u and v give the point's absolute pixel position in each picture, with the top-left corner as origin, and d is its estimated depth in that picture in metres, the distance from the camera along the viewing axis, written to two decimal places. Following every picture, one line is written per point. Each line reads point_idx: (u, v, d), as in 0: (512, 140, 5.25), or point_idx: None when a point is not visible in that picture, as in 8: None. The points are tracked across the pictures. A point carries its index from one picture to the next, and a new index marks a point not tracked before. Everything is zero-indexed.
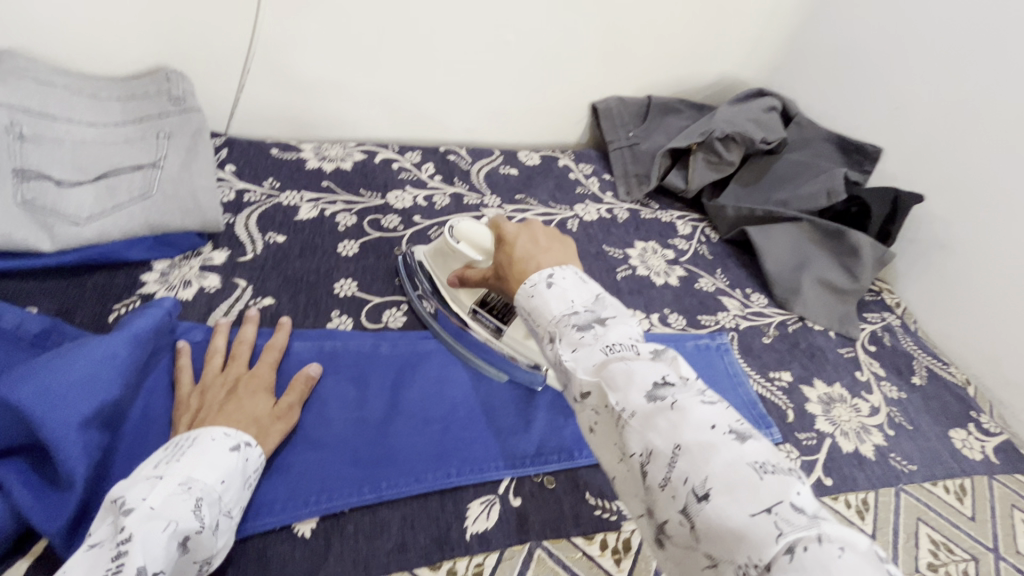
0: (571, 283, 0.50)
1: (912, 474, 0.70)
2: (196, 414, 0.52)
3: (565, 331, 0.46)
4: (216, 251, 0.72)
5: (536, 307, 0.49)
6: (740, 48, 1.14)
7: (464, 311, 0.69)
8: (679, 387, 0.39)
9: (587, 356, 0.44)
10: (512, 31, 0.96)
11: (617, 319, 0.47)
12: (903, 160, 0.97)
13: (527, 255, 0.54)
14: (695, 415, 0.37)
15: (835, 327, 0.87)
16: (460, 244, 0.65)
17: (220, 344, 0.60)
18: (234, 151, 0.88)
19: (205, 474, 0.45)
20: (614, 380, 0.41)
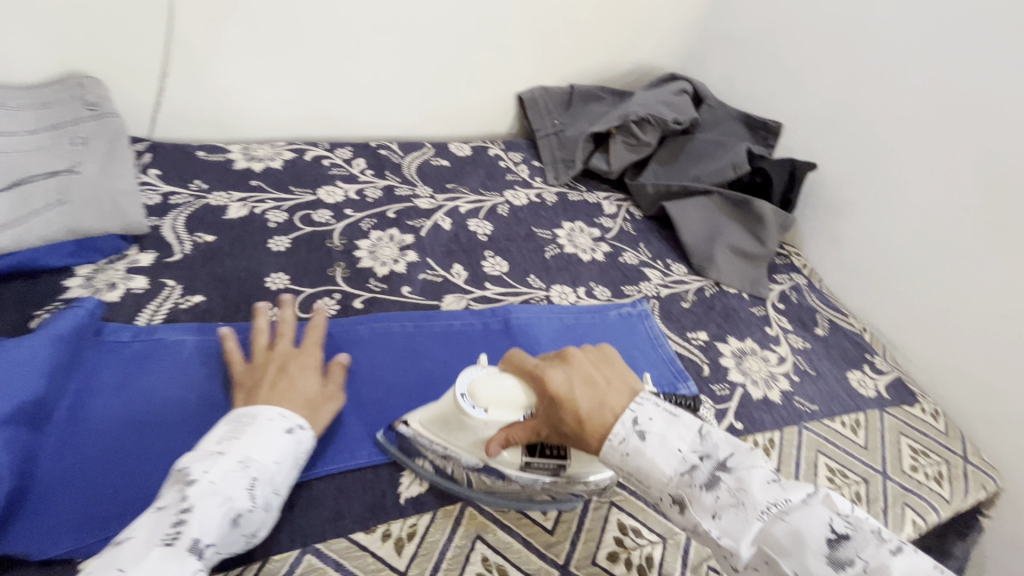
0: (662, 424, 0.48)
1: (813, 413, 0.78)
2: (250, 391, 0.57)
3: (692, 494, 0.45)
4: (142, 253, 0.72)
5: (637, 467, 0.47)
6: (654, 37, 1.21)
7: (513, 467, 0.55)
8: (858, 539, 0.40)
9: (736, 523, 0.43)
10: (433, 27, 0.99)
11: (741, 460, 0.45)
12: (801, 134, 1.06)
13: (596, 407, 0.48)
14: (894, 574, 0.38)
15: (747, 289, 0.94)
16: (490, 410, 0.52)
17: (264, 324, 0.63)
18: (157, 155, 0.88)
19: (260, 454, 0.49)
20: (785, 546, 0.40)
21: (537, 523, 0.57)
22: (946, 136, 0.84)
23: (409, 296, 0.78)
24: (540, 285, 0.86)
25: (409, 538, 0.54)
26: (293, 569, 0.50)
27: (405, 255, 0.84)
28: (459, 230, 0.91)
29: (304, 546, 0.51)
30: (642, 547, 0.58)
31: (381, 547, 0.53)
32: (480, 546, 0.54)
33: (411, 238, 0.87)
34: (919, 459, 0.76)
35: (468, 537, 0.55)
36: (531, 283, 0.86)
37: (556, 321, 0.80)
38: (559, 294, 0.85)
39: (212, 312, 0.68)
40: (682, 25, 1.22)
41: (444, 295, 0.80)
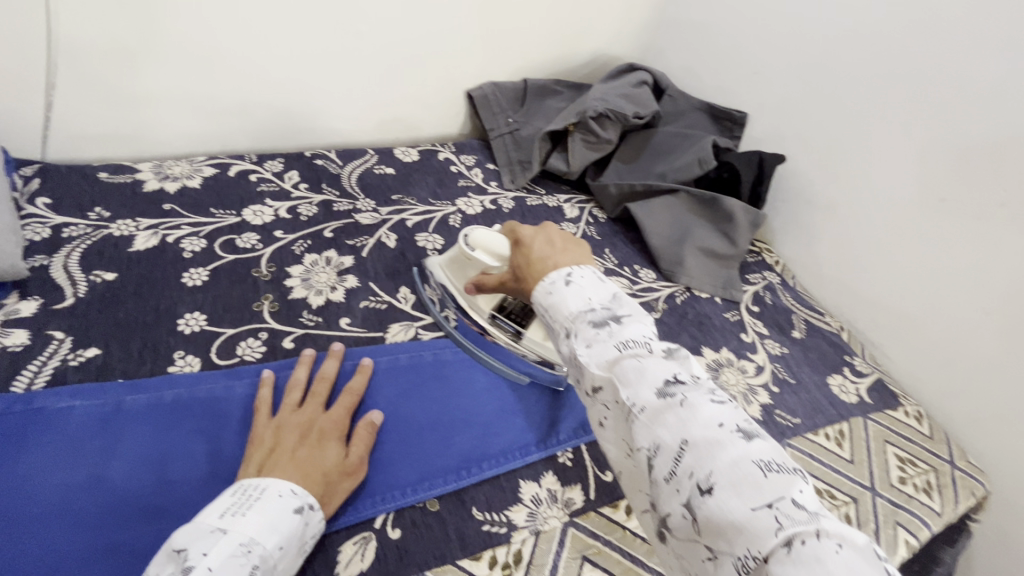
0: (589, 282, 0.51)
1: (795, 428, 0.73)
2: (269, 454, 0.51)
3: (581, 327, 0.47)
4: (24, 302, 0.61)
5: (553, 303, 0.50)
6: (610, 25, 1.14)
7: (483, 317, 0.71)
8: (689, 386, 0.40)
9: (601, 353, 0.45)
10: (365, 21, 0.89)
11: (632, 318, 0.47)
12: (766, 124, 1.00)
13: (543, 256, 0.56)
14: (702, 413, 0.38)
15: (720, 293, 0.89)
16: (477, 252, 0.68)
17: (302, 377, 0.60)
18: (48, 180, 0.76)
19: (265, 537, 0.43)
20: (625, 376, 0.42)
21: None
22: (919, 122, 0.79)
23: (349, 329, 0.69)
24: None
25: None
26: None
27: (344, 280, 0.75)
28: (407, 246, 0.83)
29: None
30: None
31: None
32: None
33: (351, 260, 0.78)
34: (906, 468, 0.72)
35: None
36: None
37: None
38: None
39: (110, 367, 0.58)
40: (639, 11, 1.14)
41: (390, 324, 0.71)
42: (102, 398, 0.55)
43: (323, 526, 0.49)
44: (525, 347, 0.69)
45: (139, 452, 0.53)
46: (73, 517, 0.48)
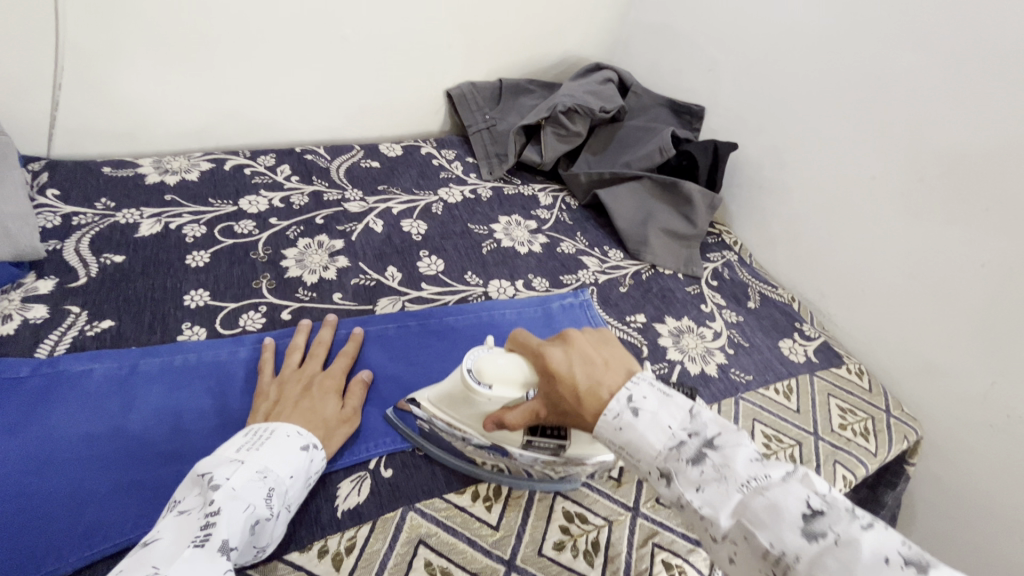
0: (656, 402, 0.47)
1: (748, 383, 0.81)
2: (275, 404, 0.58)
3: (678, 467, 0.44)
4: (41, 280, 0.67)
5: (631, 441, 0.46)
6: (579, 29, 1.22)
7: (515, 446, 0.56)
8: (832, 514, 0.38)
9: (720, 495, 0.42)
10: (349, 26, 0.97)
11: (727, 439, 0.44)
12: (722, 116, 1.10)
13: (591, 385, 0.48)
14: (861, 548, 0.36)
15: (682, 269, 0.97)
16: (495, 387, 0.53)
17: (301, 342, 0.66)
18: (56, 174, 0.81)
19: (277, 467, 0.49)
20: (760, 519, 0.39)
21: (482, 520, 0.57)
22: (850, 110, 0.89)
23: (341, 302, 0.76)
24: (477, 282, 0.85)
25: (348, 551, 0.52)
26: None
27: (335, 261, 0.81)
28: (392, 231, 0.89)
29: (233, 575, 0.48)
30: (588, 533, 0.58)
31: (318, 565, 0.50)
32: (424, 551, 0.53)
33: (341, 243, 0.84)
34: (847, 416, 0.80)
35: (411, 542, 0.53)
36: (468, 280, 0.85)
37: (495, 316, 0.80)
38: (497, 289, 0.85)
39: (124, 337, 0.64)
40: (605, 15, 1.23)
41: (378, 299, 0.78)
42: (118, 362, 0.61)
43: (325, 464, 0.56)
44: (571, 462, 0.56)
45: (153, 407, 0.59)
46: (99, 461, 0.53)
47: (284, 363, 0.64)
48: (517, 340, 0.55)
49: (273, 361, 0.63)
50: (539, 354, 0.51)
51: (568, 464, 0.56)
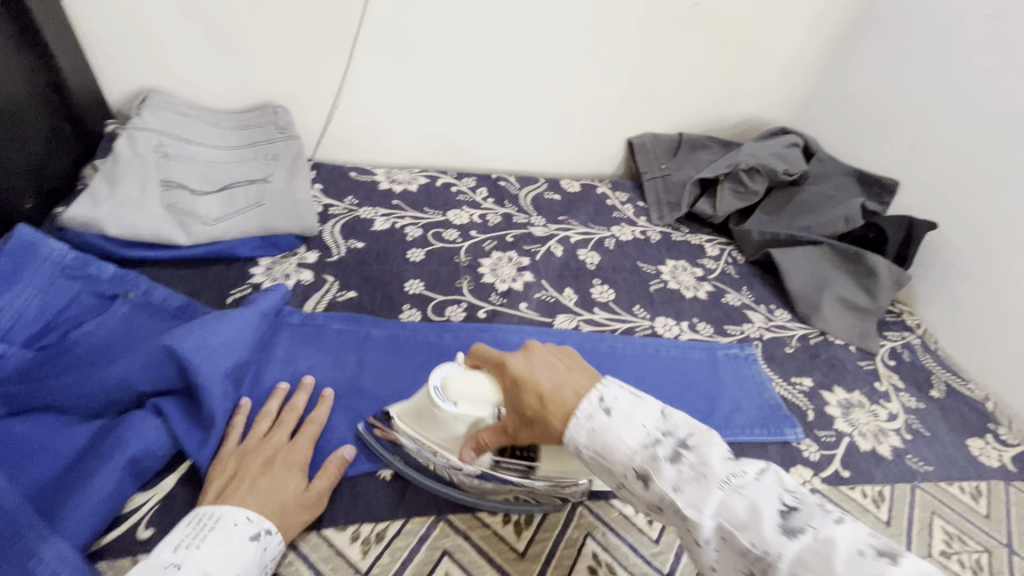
0: (626, 402, 0.49)
1: (928, 474, 0.75)
2: (229, 481, 0.53)
3: (655, 467, 0.45)
4: (309, 252, 0.85)
5: (603, 445, 0.47)
6: (766, 94, 1.25)
7: (484, 466, 0.56)
8: (807, 512, 0.40)
9: (699, 494, 0.43)
10: (558, 77, 1.11)
11: (699, 439, 0.46)
12: (917, 194, 1.05)
13: (555, 386, 0.50)
14: (839, 544, 0.38)
15: (855, 342, 0.93)
16: (460, 406, 0.55)
17: (272, 408, 0.61)
18: (320, 174, 1.03)
19: (218, 569, 0.46)
20: (743, 520, 0.41)
21: (644, 533, 0.60)
22: None
23: (526, 311, 0.85)
24: (644, 315, 0.90)
25: (526, 523, 0.58)
26: (429, 533, 0.56)
27: (522, 275, 0.92)
28: (570, 258, 0.98)
29: (438, 515, 0.58)
30: None
31: (502, 527, 0.58)
32: (591, 544, 0.58)
33: (527, 262, 0.95)
34: None
35: (580, 532, 0.59)
36: (636, 312, 0.90)
37: (660, 351, 0.84)
38: (663, 326, 0.89)
39: (363, 307, 0.79)
40: (795, 82, 1.25)
41: (557, 314, 0.86)
42: (360, 325, 0.75)
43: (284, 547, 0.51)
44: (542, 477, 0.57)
45: (382, 362, 0.72)
46: (342, 393, 0.67)
47: (250, 431, 0.59)
48: (481, 358, 0.56)
49: (241, 427, 0.59)
50: (501, 363, 0.54)
51: (538, 481, 0.57)
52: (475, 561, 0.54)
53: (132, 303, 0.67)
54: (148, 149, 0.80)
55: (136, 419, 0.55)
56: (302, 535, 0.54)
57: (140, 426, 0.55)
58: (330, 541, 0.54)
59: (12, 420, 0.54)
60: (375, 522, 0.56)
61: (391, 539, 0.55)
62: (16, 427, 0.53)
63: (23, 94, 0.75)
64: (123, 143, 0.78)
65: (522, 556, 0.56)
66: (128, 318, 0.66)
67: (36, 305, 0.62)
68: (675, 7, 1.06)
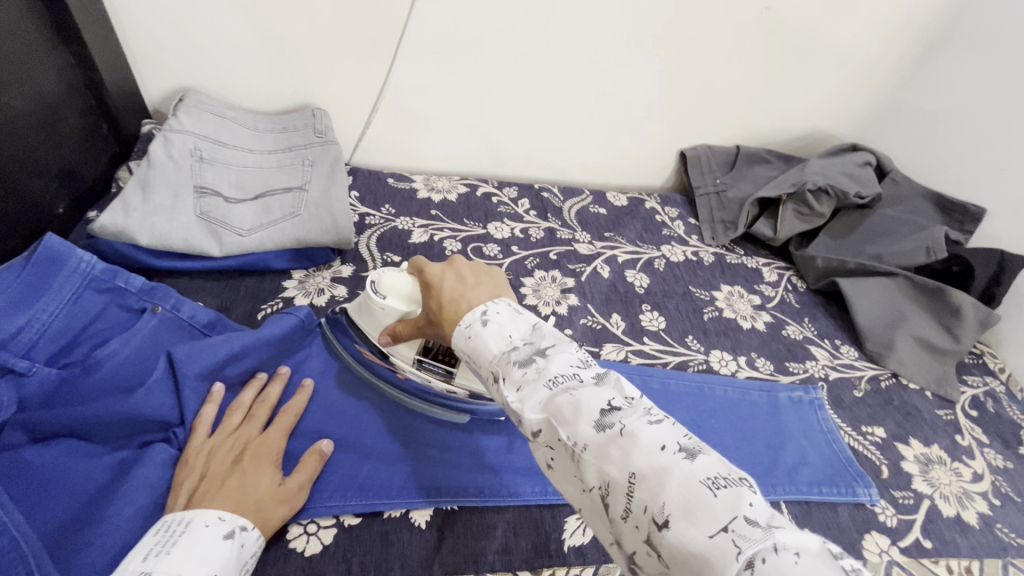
0: (506, 316, 0.48)
1: (1021, 548, 0.67)
2: (199, 481, 0.51)
3: (507, 369, 0.44)
4: (344, 266, 0.81)
5: (474, 349, 0.47)
6: (835, 105, 1.16)
7: (408, 363, 0.63)
8: (624, 411, 0.39)
9: (530, 392, 0.42)
10: (610, 82, 1.03)
11: (556, 348, 0.45)
12: (1007, 222, 0.95)
13: (455, 296, 0.52)
14: (641, 438, 0.37)
15: (932, 387, 0.84)
16: (387, 299, 0.62)
17: (247, 399, 0.59)
18: (357, 180, 0.99)
19: (197, 568, 0.43)
20: (561, 414, 0.40)
21: None
22: None
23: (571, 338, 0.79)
24: (698, 348, 0.83)
25: None
26: None
27: (566, 297, 0.86)
28: (617, 279, 0.92)
29: (477, 573, 0.52)
30: None
31: None
32: None
33: (572, 282, 0.89)
34: None
35: None
36: (689, 343, 0.83)
37: (717, 390, 0.76)
38: (719, 360, 0.82)
39: None
40: (868, 94, 1.15)
41: (603, 343, 0.80)
42: None
43: (263, 544, 0.49)
44: (457, 383, 0.62)
45: None
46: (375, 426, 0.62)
47: (222, 423, 0.57)
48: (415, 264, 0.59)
49: (210, 418, 0.56)
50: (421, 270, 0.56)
51: (454, 385, 0.62)
52: None
53: (160, 318, 0.63)
54: (183, 153, 0.77)
55: (158, 448, 0.53)
56: None
57: (160, 456, 0.52)
58: None
59: (30, 450, 0.50)
60: None
61: None
62: (35, 457, 0.50)
63: (58, 92, 0.72)
64: (158, 146, 0.75)
65: None
66: (157, 334, 0.62)
67: (62, 319, 0.59)
68: (742, 9, 0.98)
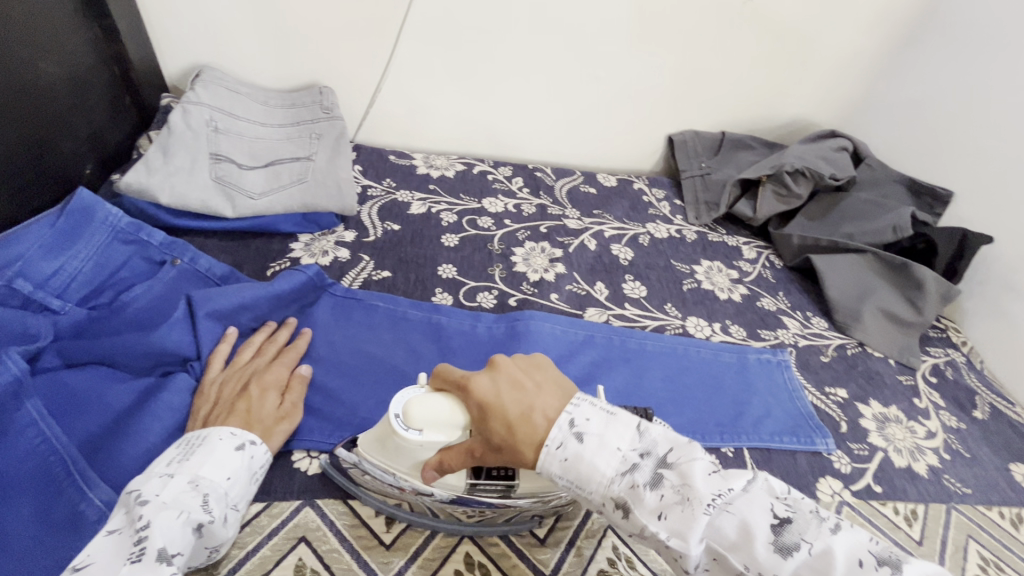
0: (599, 422, 0.44)
1: (966, 496, 0.73)
2: (214, 406, 0.57)
3: (637, 495, 0.41)
4: (347, 231, 0.87)
5: (580, 474, 0.43)
6: (817, 95, 1.21)
7: (458, 491, 0.51)
8: (799, 522, 0.40)
9: (683, 520, 0.40)
10: (602, 68, 1.09)
11: (681, 454, 0.43)
12: (973, 205, 1.00)
13: (524, 411, 0.44)
14: (837, 554, 0.38)
15: (895, 355, 0.90)
16: (425, 432, 0.48)
17: (257, 340, 0.65)
18: (360, 156, 1.05)
19: (211, 472, 0.49)
20: (738, 541, 0.40)
21: None
22: None
23: (556, 302, 0.85)
24: (676, 314, 0.89)
25: (549, 510, 0.58)
26: None
27: (554, 266, 0.92)
28: (603, 252, 0.98)
29: None
30: None
31: None
32: (612, 535, 0.57)
33: (559, 253, 0.95)
34: None
35: (601, 523, 0.58)
36: (667, 310, 0.89)
37: (691, 351, 0.82)
38: (695, 326, 0.88)
39: (395, 287, 0.81)
40: (849, 84, 1.20)
41: (587, 307, 0.86)
42: (394, 303, 0.76)
43: (270, 459, 0.55)
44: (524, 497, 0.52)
45: (413, 342, 0.72)
46: (374, 369, 0.68)
47: (234, 358, 0.63)
48: (448, 377, 0.49)
49: (224, 354, 0.62)
50: (466, 383, 0.47)
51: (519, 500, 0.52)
52: (495, 543, 0.55)
53: (179, 269, 0.69)
54: (200, 122, 0.83)
55: (179, 376, 0.59)
56: (329, 502, 0.55)
57: (180, 383, 0.58)
58: (355, 510, 0.55)
59: (66, 373, 0.57)
60: None
61: None
62: (71, 378, 0.56)
63: (87, 63, 0.78)
64: (177, 115, 0.81)
65: (542, 542, 0.56)
66: (176, 282, 0.68)
67: (92, 265, 0.65)
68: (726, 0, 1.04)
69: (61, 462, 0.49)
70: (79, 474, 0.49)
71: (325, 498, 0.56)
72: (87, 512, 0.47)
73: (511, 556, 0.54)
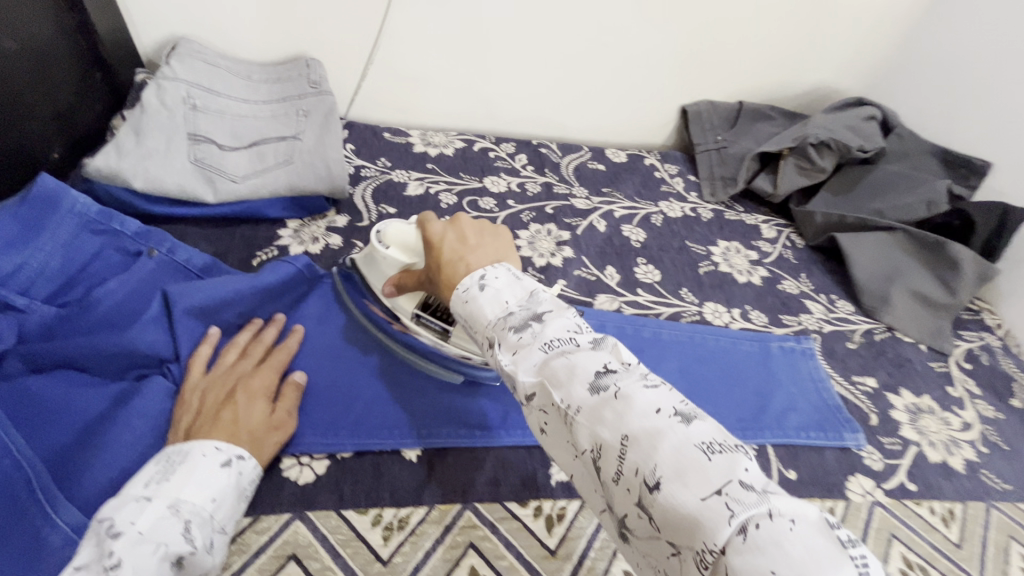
0: (505, 282, 0.44)
1: (1005, 493, 0.68)
2: (196, 416, 0.52)
3: (502, 335, 0.41)
4: (339, 216, 0.81)
5: (470, 313, 0.44)
6: (842, 59, 1.12)
7: (408, 317, 0.62)
8: (621, 373, 0.37)
9: (526, 355, 0.39)
10: (609, 32, 1.00)
11: (553, 313, 0.41)
12: (1013, 177, 0.92)
13: (455, 258, 0.48)
14: (638, 401, 0.34)
15: (927, 341, 0.84)
16: (390, 250, 0.62)
17: (242, 340, 0.60)
18: (353, 133, 0.98)
19: (194, 494, 0.44)
20: (556, 377, 0.37)
21: None
22: None
23: (564, 289, 0.80)
24: (692, 300, 0.83)
25: (559, 519, 0.54)
26: (455, 521, 0.52)
27: (561, 250, 0.86)
28: (613, 233, 0.91)
29: (465, 502, 0.54)
30: None
31: (533, 522, 0.53)
32: None
33: (567, 236, 0.88)
34: None
35: None
36: (683, 296, 0.83)
37: (710, 340, 0.77)
38: (712, 312, 0.82)
39: None
40: (877, 46, 1.11)
41: (597, 294, 0.80)
42: None
43: (261, 474, 0.50)
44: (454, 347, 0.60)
45: None
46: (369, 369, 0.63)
47: (217, 361, 0.58)
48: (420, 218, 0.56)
49: (205, 358, 0.57)
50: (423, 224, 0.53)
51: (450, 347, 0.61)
52: (502, 557, 0.51)
53: (156, 262, 0.64)
54: (176, 99, 0.76)
55: (151, 380, 0.54)
56: (320, 514, 0.51)
57: (153, 388, 0.54)
58: (349, 523, 0.51)
59: (29, 378, 0.52)
60: (398, 506, 0.53)
61: (416, 525, 0.51)
62: (35, 384, 0.52)
63: (48, 36, 0.71)
64: (150, 92, 0.75)
65: (552, 554, 0.52)
66: (153, 276, 0.63)
67: (59, 259, 0.60)
68: None
69: (22, 480, 0.44)
70: (44, 493, 0.44)
71: (317, 509, 0.51)
72: (53, 538, 0.43)
73: (519, 571, 0.50)
